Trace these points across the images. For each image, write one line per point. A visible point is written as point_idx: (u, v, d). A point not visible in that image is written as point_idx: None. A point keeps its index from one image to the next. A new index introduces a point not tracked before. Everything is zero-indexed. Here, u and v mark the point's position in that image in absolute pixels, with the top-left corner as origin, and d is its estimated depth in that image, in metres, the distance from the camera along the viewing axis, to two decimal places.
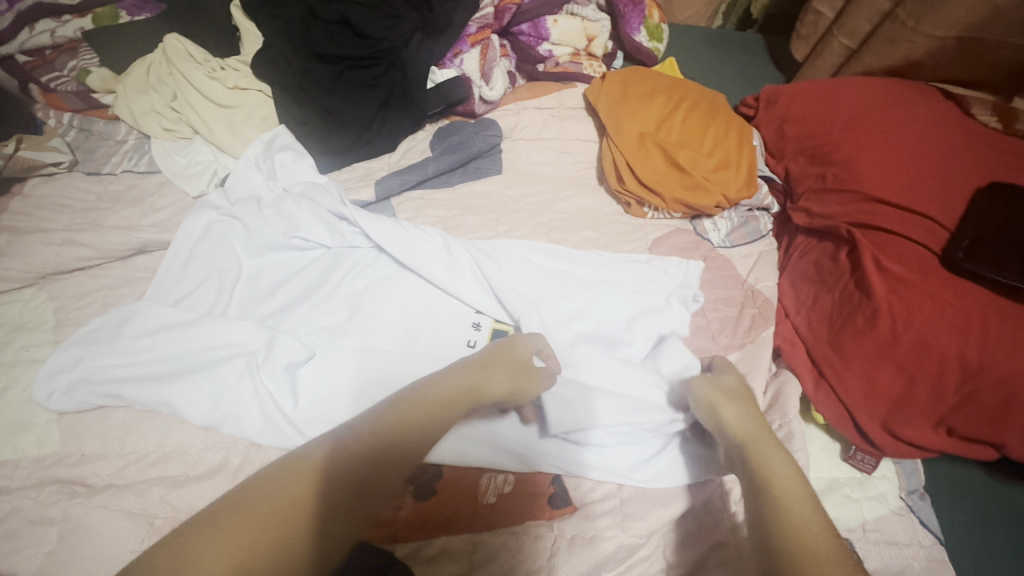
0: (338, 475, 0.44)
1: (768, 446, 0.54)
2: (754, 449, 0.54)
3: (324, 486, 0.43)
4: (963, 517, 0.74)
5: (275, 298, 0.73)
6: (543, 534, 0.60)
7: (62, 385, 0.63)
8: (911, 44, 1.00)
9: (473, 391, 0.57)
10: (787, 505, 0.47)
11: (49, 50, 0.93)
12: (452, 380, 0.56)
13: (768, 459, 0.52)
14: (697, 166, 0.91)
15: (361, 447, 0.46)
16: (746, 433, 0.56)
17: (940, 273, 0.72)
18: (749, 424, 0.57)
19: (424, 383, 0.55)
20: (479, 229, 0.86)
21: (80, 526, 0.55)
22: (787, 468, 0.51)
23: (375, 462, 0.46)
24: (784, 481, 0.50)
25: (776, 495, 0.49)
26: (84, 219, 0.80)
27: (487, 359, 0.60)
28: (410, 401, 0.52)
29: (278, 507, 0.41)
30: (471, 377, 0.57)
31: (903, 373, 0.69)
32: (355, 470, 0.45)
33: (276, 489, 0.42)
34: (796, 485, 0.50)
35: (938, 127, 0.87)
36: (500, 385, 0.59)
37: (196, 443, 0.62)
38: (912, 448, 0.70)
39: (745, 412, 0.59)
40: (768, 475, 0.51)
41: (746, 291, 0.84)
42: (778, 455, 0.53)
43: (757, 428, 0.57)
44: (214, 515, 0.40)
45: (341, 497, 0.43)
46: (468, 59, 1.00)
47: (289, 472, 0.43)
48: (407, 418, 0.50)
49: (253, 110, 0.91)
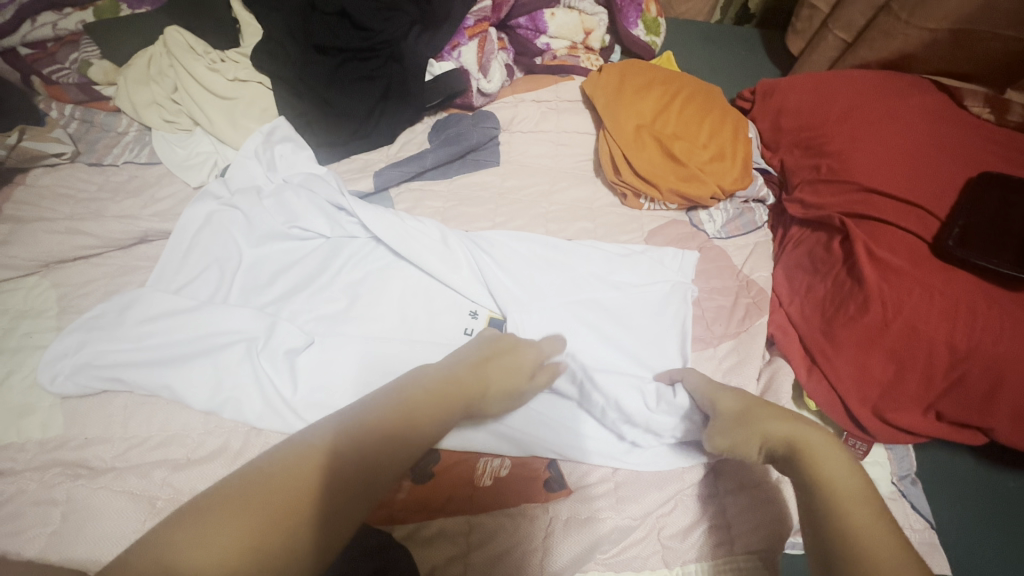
0: (340, 466, 0.44)
1: (821, 446, 0.51)
2: (802, 451, 0.51)
3: (330, 470, 0.44)
4: (954, 502, 0.74)
5: (275, 287, 0.74)
6: (538, 516, 0.62)
7: (65, 369, 0.64)
8: (905, 37, 1.01)
9: (469, 398, 0.56)
10: (847, 512, 0.45)
11: (52, 42, 0.94)
12: (444, 377, 0.55)
13: (821, 461, 0.50)
14: (693, 157, 0.92)
15: (365, 441, 0.47)
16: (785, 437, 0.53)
17: (931, 260, 0.73)
18: (783, 430, 0.53)
19: (416, 375, 0.55)
20: (476, 220, 0.87)
21: (84, 505, 0.56)
22: (846, 472, 0.49)
23: (378, 445, 0.47)
24: (845, 488, 0.47)
25: (836, 502, 0.46)
26: (87, 208, 0.81)
27: (484, 360, 0.59)
28: (409, 393, 0.52)
29: (289, 483, 0.42)
30: (470, 374, 0.57)
31: (894, 360, 0.70)
32: (356, 460, 0.45)
33: (283, 469, 0.43)
34: (857, 488, 0.47)
35: (931, 119, 0.88)
36: (494, 402, 0.59)
37: (198, 427, 0.63)
38: (903, 433, 0.70)
39: (775, 414, 0.55)
40: (822, 480, 0.48)
41: (740, 281, 0.85)
42: (832, 455, 0.50)
43: (803, 428, 0.53)
44: (226, 491, 0.41)
45: (347, 475, 0.44)
46: (466, 51, 1.02)
47: (296, 454, 0.44)
48: (409, 403, 0.51)
49: (253, 101, 0.92)
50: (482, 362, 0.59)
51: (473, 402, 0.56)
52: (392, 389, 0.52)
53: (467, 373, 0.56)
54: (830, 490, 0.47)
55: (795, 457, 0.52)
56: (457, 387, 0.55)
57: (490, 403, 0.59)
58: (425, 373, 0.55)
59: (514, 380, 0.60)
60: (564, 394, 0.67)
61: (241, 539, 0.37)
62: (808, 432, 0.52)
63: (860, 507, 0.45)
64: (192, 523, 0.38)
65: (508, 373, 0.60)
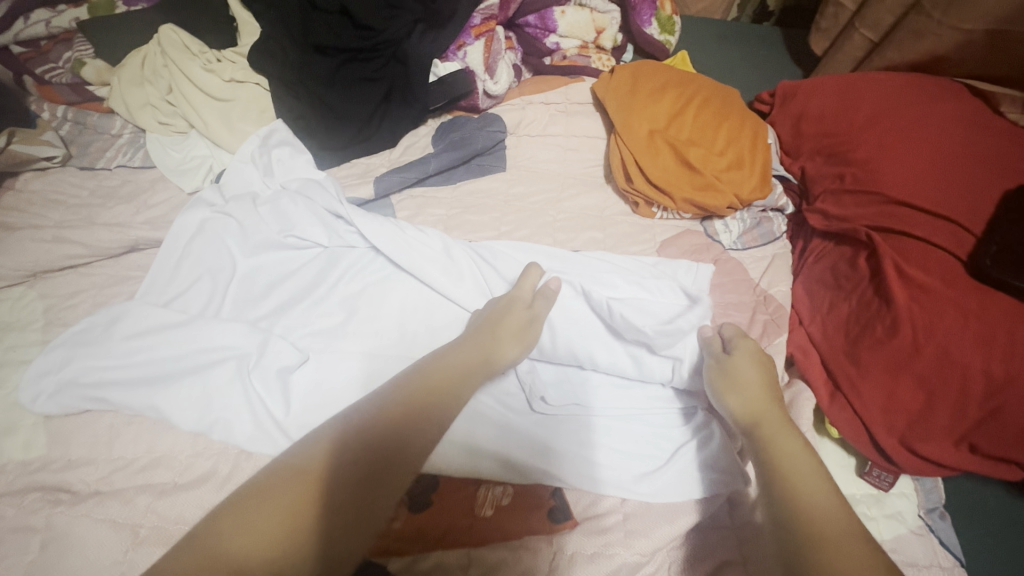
0: (335, 482, 0.42)
1: (779, 427, 0.56)
2: (766, 428, 0.56)
3: (325, 482, 0.42)
4: (987, 539, 0.70)
5: (270, 299, 0.71)
6: (542, 548, 0.58)
7: (48, 388, 0.61)
8: (936, 37, 0.95)
9: (485, 359, 0.59)
10: (806, 496, 0.48)
11: (46, 40, 0.91)
12: (461, 358, 0.58)
13: (779, 442, 0.54)
14: (709, 165, 0.88)
15: (354, 457, 0.44)
16: (759, 411, 0.58)
17: (965, 280, 0.68)
18: (760, 408, 0.58)
19: (433, 356, 0.57)
20: (481, 229, 0.84)
21: (64, 534, 0.54)
22: (800, 452, 0.53)
23: (378, 462, 0.45)
24: (799, 466, 0.51)
25: (789, 478, 0.50)
26: (76, 215, 0.78)
27: (493, 328, 0.62)
28: (418, 394, 0.51)
29: (288, 510, 0.40)
30: (480, 349, 0.60)
31: (923, 386, 0.65)
32: (346, 474, 0.43)
33: (265, 503, 0.40)
34: (808, 468, 0.51)
35: (965, 127, 0.82)
36: (511, 349, 0.62)
37: (186, 449, 0.60)
38: (933, 466, 0.65)
39: (760, 389, 0.60)
40: (778, 457, 0.52)
41: (757, 296, 0.81)
42: (787, 435, 0.55)
43: (761, 410, 0.58)
44: (232, 507, 0.40)
45: (342, 496, 0.42)
46: (472, 52, 0.97)
47: (287, 473, 0.43)
48: (406, 414, 0.49)
49: (250, 103, 0.89)
50: (491, 326, 0.63)
51: (495, 358, 0.60)
52: (384, 394, 0.50)
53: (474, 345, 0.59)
54: (784, 472, 0.51)
55: (758, 434, 0.56)
56: (470, 354, 0.59)
57: (505, 348, 0.61)
58: (414, 376, 0.53)
59: (517, 321, 0.64)
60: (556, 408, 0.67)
61: (268, 546, 0.38)
62: (764, 411, 0.58)
63: (815, 485, 0.49)
64: (232, 520, 0.39)
65: (507, 324, 0.63)
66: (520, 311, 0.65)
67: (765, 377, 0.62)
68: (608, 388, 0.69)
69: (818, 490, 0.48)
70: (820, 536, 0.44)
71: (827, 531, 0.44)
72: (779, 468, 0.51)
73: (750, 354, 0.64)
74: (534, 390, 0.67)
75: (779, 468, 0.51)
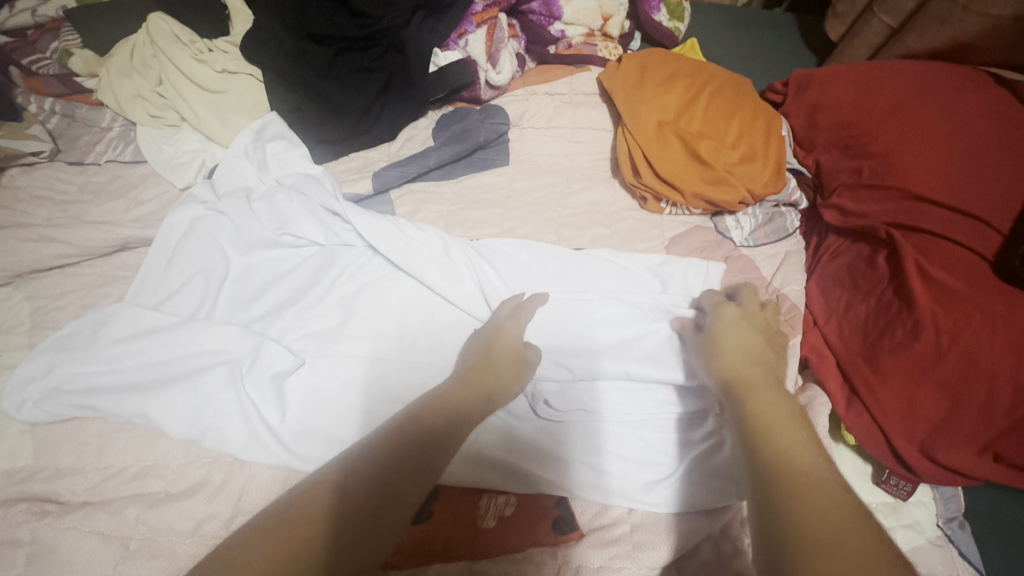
0: (352, 496, 0.40)
1: (766, 390, 0.50)
2: (749, 390, 0.50)
3: (338, 510, 0.39)
4: (1004, 546, 0.69)
5: (263, 301, 0.68)
6: (546, 562, 0.56)
7: (34, 395, 0.59)
8: (961, 23, 0.91)
9: (484, 393, 0.54)
10: (785, 453, 0.42)
11: (32, 30, 0.88)
12: (459, 393, 0.53)
13: (767, 404, 0.48)
14: (720, 158, 0.84)
15: (374, 472, 0.42)
16: (742, 376, 0.52)
17: (993, 283, 0.65)
18: (746, 368, 0.53)
19: (432, 394, 0.52)
20: (482, 225, 0.81)
21: (52, 548, 0.52)
22: (785, 416, 0.46)
23: (388, 473, 0.42)
24: (785, 430, 0.44)
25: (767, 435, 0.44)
26: (65, 212, 0.76)
27: (488, 356, 0.58)
28: (433, 410, 0.49)
29: (305, 529, 0.37)
30: (482, 380, 0.55)
31: (947, 393, 0.62)
32: (367, 488, 0.41)
33: (291, 512, 0.39)
34: (799, 434, 0.44)
35: (992, 118, 0.78)
36: (510, 379, 0.57)
37: (177, 457, 0.58)
38: (953, 475, 0.63)
39: (748, 353, 0.55)
40: (760, 420, 0.46)
41: (769, 295, 0.77)
42: (773, 397, 0.49)
43: (747, 372, 0.53)
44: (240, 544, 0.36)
45: (356, 522, 0.39)
46: (473, 40, 0.93)
47: (303, 494, 0.40)
48: (433, 437, 0.47)
49: (243, 95, 0.86)
50: (483, 354, 0.58)
51: (495, 394, 0.55)
52: (405, 416, 0.48)
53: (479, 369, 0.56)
54: (763, 428, 0.45)
55: (738, 395, 0.50)
56: (470, 384, 0.54)
57: (497, 393, 0.56)
58: (422, 399, 0.51)
59: (509, 357, 0.59)
60: (558, 415, 0.63)
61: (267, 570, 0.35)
62: (750, 373, 0.52)
63: (801, 450, 0.42)
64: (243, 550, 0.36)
65: (501, 351, 0.59)
66: (512, 330, 0.62)
67: (754, 344, 0.57)
68: (614, 393, 0.65)
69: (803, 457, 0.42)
70: (798, 494, 0.38)
71: (812, 496, 0.38)
72: (762, 430, 0.45)
73: (731, 321, 0.60)
74: (538, 393, 0.63)
75: (761, 428, 0.45)
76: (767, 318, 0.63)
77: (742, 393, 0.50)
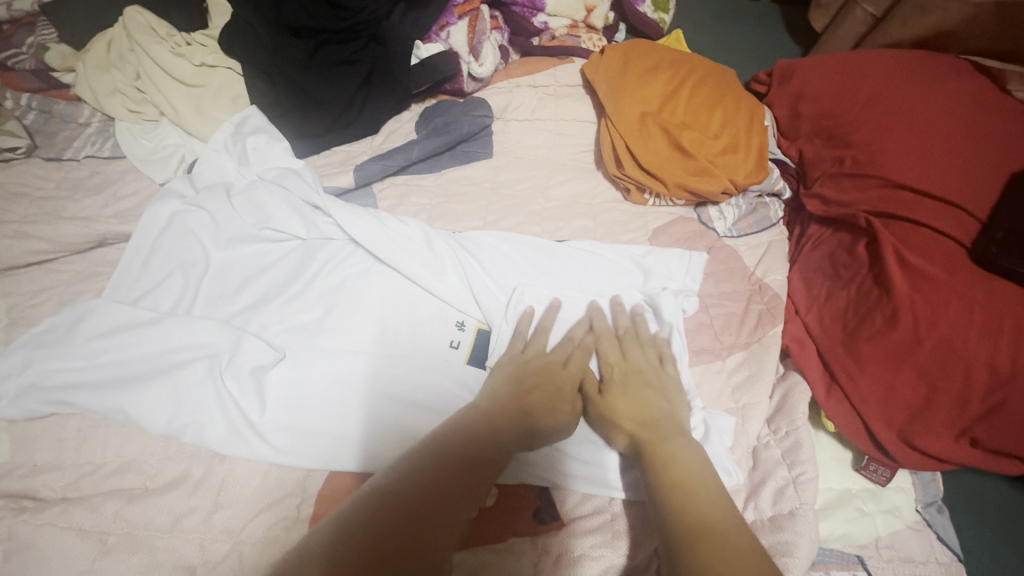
0: (365, 514, 0.38)
1: (669, 443, 0.52)
2: (655, 447, 0.52)
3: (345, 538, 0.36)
4: (982, 529, 0.71)
5: (243, 296, 0.68)
6: (526, 551, 0.56)
7: (9, 391, 0.59)
8: (943, 12, 0.91)
9: (528, 428, 0.54)
10: (695, 508, 0.45)
11: (8, 25, 0.89)
12: (470, 412, 0.53)
13: (673, 457, 0.50)
14: (702, 149, 0.84)
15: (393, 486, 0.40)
16: (649, 433, 0.54)
17: (969, 269, 0.66)
18: (645, 421, 0.56)
19: (457, 424, 0.50)
20: (466, 218, 0.81)
21: (27, 545, 0.51)
22: (693, 466, 0.49)
23: (425, 488, 0.41)
24: (694, 484, 0.47)
25: (679, 493, 0.47)
26: (42, 209, 0.75)
27: (524, 379, 0.58)
28: (461, 435, 0.48)
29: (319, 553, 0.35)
30: (519, 406, 0.55)
31: (924, 379, 0.63)
32: (383, 505, 0.38)
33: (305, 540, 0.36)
34: (708, 487, 0.47)
35: (971, 106, 0.79)
36: (555, 416, 0.56)
37: (156, 452, 0.58)
38: (932, 460, 0.63)
39: (635, 404, 0.57)
40: (672, 477, 0.48)
41: (752, 285, 0.78)
42: (680, 450, 0.51)
43: (652, 427, 0.55)
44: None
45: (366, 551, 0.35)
46: (455, 32, 0.93)
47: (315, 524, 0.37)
48: (449, 449, 0.46)
49: (222, 89, 0.85)
50: (518, 381, 0.58)
51: (538, 426, 0.55)
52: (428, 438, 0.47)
53: (509, 400, 0.55)
54: (673, 482, 0.48)
55: (647, 451, 0.52)
56: (512, 417, 0.53)
57: (541, 425, 0.55)
58: (457, 423, 0.50)
59: (559, 396, 0.58)
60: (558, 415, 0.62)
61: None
62: (654, 428, 0.54)
63: (706, 504, 0.45)
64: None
65: (542, 392, 0.57)
66: (569, 369, 0.61)
67: (647, 393, 0.59)
68: None
69: (714, 512, 0.45)
70: (705, 550, 0.41)
71: (725, 556, 0.40)
72: (671, 487, 0.48)
73: (622, 379, 0.60)
74: None
75: (676, 490, 0.47)
76: (659, 366, 0.63)
77: (647, 450, 0.52)
